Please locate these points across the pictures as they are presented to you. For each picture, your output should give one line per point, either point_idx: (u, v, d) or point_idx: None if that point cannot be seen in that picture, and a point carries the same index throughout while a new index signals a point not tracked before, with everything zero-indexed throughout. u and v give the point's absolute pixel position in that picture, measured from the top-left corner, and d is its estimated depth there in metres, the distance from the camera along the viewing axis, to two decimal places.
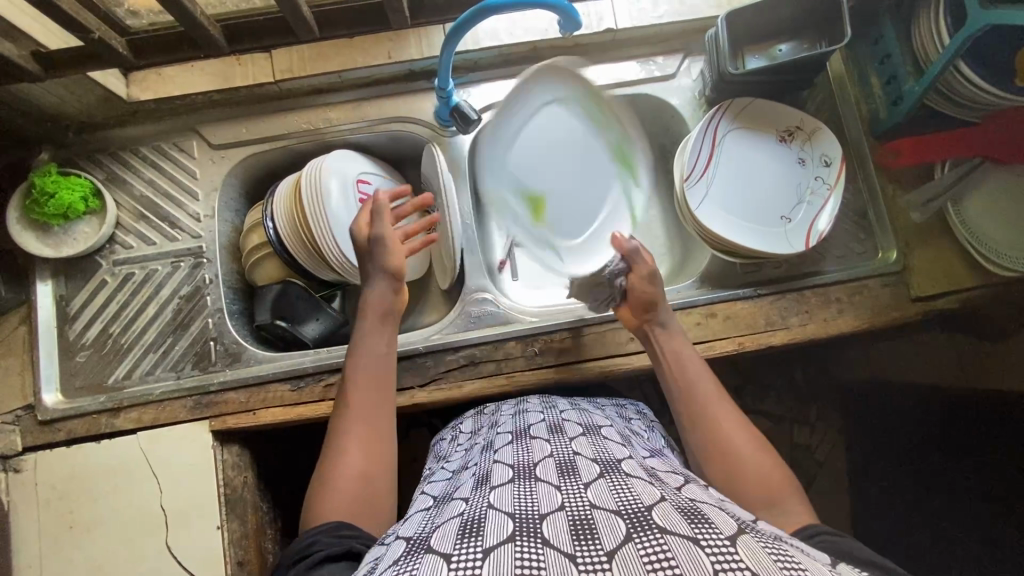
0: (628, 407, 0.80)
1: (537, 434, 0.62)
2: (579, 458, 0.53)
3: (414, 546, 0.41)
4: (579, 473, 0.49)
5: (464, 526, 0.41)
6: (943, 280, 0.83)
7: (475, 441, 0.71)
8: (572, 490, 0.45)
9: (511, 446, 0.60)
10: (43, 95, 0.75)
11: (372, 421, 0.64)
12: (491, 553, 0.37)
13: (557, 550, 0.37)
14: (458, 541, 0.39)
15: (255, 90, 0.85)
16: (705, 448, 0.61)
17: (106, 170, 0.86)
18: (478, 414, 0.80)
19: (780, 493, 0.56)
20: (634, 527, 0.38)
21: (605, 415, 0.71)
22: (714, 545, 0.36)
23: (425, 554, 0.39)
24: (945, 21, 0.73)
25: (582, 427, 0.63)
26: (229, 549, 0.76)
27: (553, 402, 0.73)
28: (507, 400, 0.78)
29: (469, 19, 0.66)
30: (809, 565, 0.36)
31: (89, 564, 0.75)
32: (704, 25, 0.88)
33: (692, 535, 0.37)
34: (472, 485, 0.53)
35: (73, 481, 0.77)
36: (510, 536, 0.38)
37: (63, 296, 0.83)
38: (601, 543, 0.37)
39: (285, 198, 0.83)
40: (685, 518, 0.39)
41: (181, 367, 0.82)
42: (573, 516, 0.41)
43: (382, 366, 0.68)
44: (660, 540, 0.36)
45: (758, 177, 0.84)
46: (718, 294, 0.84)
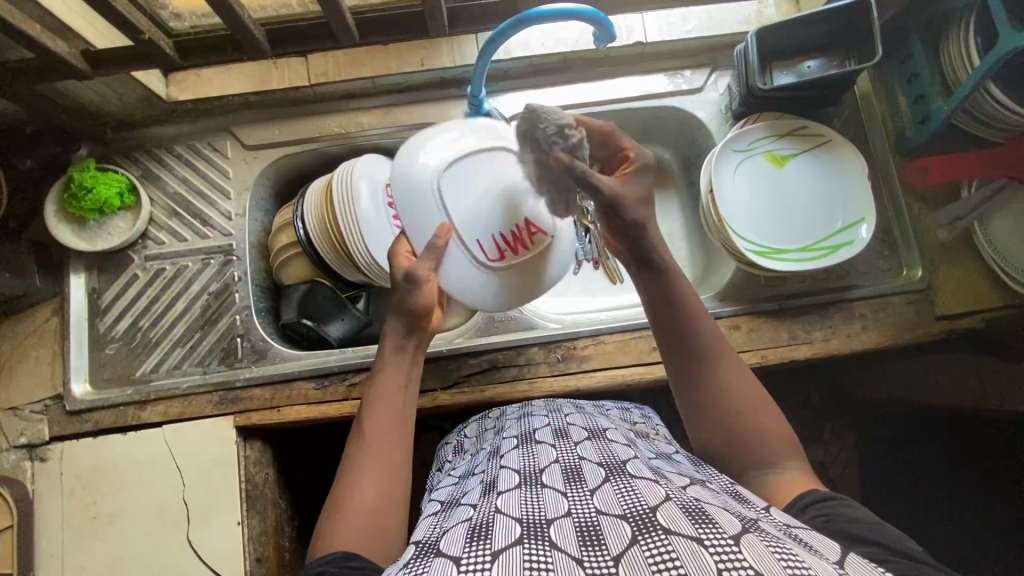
0: (632, 411, 0.78)
1: (542, 439, 0.62)
2: (585, 463, 0.53)
3: (424, 549, 0.43)
4: (585, 479, 0.49)
5: (473, 530, 0.43)
6: (968, 298, 0.83)
7: (481, 447, 0.72)
8: (579, 497, 0.46)
9: (517, 451, 0.61)
10: (86, 92, 0.77)
11: (389, 449, 0.57)
12: (500, 554, 0.38)
13: (564, 553, 0.38)
14: (467, 544, 0.40)
15: (290, 93, 0.87)
16: (707, 399, 0.56)
17: (141, 166, 0.88)
18: (482, 419, 0.80)
19: (779, 447, 0.53)
20: (638, 529, 0.39)
21: (609, 419, 0.71)
22: (718, 544, 0.36)
23: (435, 557, 0.40)
24: (975, 42, 0.74)
25: (587, 432, 0.63)
26: (249, 545, 0.77)
27: (558, 406, 0.73)
28: (513, 405, 0.78)
29: (507, 30, 0.67)
30: (816, 563, 0.35)
31: (112, 555, 0.76)
32: (733, 41, 0.89)
33: (696, 534, 0.37)
34: (481, 490, 0.55)
35: (99, 472, 0.78)
36: (518, 539, 0.40)
37: (94, 290, 0.85)
38: (607, 549, 0.38)
39: (316, 199, 0.84)
40: (689, 517, 0.39)
41: (207, 362, 0.83)
42: (579, 523, 0.42)
43: (402, 401, 0.60)
44: (665, 541, 0.37)
45: (791, 194, 0.83)
46: (743, 306, 0.84)
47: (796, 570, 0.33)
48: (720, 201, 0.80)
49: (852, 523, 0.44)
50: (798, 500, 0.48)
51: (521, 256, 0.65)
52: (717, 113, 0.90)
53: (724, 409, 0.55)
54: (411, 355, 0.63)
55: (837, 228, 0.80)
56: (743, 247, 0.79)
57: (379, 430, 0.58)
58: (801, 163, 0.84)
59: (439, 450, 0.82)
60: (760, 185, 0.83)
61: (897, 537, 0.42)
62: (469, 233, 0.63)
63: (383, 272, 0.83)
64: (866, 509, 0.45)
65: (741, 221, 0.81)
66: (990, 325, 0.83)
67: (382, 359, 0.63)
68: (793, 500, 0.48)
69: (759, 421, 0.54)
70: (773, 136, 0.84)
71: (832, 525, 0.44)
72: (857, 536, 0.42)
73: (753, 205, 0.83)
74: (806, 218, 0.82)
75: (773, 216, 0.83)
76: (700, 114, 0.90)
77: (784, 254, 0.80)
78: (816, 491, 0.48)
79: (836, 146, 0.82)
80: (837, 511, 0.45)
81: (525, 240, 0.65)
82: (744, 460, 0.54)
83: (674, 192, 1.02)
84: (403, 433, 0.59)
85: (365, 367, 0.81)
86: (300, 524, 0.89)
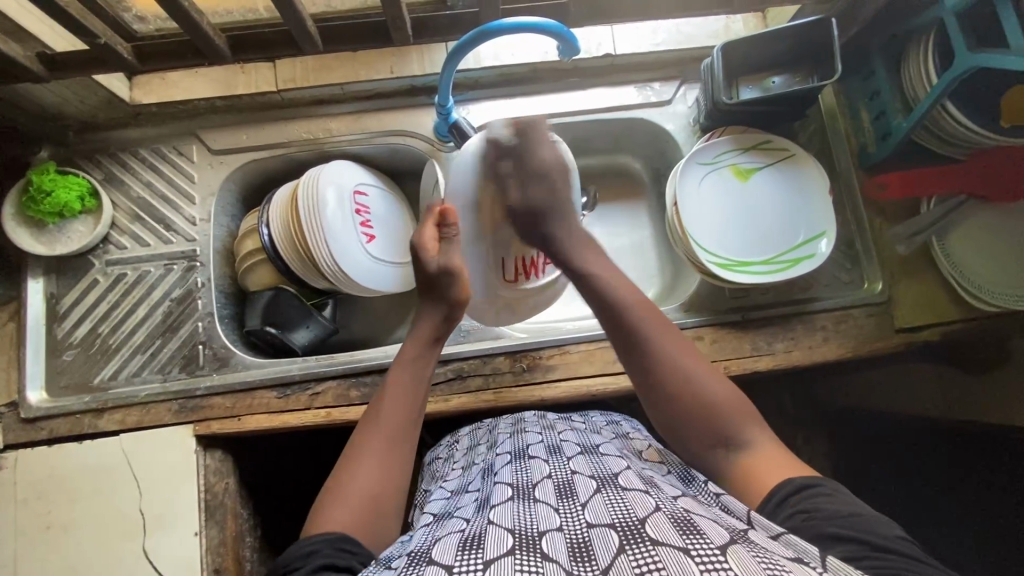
0: (621, 423, 0.79)
1: (535, 455, 0.63)
2: (577, 478, 0.54)
3: (416, 558, 0.43)
4: (577, 493, 0.50)
5: (465, 541, 0.43)
6: (926, 312, 0.85)
7: (473, 462, 0.72)
8: (570, 512, 0.47)
9: (510, 467, 0.61)
10: (46, 94, 0.76)
11: (400, 437, 0.58)
12: (491, 564, 0.39)
13: (556, 565, 0.39)
14: (459, 554, 0.41)
15: (256, 98, 0.86)
16: (654, 380, 0.57)
17: (105, 170, 0.86)
18: (476, 432, 0.81)
19: (731, 417, 0.54)
20: (626, 539, 0.40)
21: (601, 434, 0.71)
22: (704, 553, 0.37)
23: (427, 566, 0.40)
24: (932, 60, 0.75)
25: (581, 447, 0.63)
26: (206, 556, 0.76)
27: (552, 423, 0.73)
28: (506, 419, 0.79)
29: (469, 42, 0.67)
30: (801, 572, 0.36)
31: (65, 565, 0.75)
32: (701, 54, 0.90)
33: (683, 545, 0.38)
34: (474, 505, 0.55)
35: (53, 481, 0.77)
36: (509, 550, 0.41)
37: (53, 294, 0.83)
38: (596, 561, 0.39)
39: (282, 206, 0.84)
40: (676, 527, 0.40)
41: (168, 369, 0.82)
42: (570, 537, 0.43)
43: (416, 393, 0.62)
44: (652, 552, 0.38)
45: (755, 207, 0.84)
46: (707, 317, 0.85)
47: None
48: (684, 213, 0.81)
49: (830, 519, 0.44)
50: (772, 494, 0.48)
51: (533, 281, 0.80)
52: (685, 126, 0.91)
53: (667, 386, 0.56)
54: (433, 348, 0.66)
55: (799, 241, 0.82)
56: (707, 260, 0.80)
57: (393, 418, 0.59)
58: (766, 176, 0.85)
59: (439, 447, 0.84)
60: (725, 198, 0.84)
61: (875, 530, 0.43)
62: (496, 254, 0.76)
63: (348, 280, 0.83)
64: (851, 502, 0.46)
65: (705, 233, 0.82)
66: (948, 338, 0.85)
67: (407, 348, 0.65)
68: (770, 492, 0.49)
69: (707, 393, 0.55)
70: (735, 150, 0.85)
71: (812, 522, 0.44)
72: (835, 535, 0.43)
73: (716, 217, 0.83)
74: (768, 230, 0.83)
75: (736, 230, 0.83)
76: (668, 127, 0.91)
77: (748, 266, 0.81)
78: (789, 480, 0.49)
79: (799, 160, 0.84)
80: (814, 506, 0.45)
81: (540, 267, 0.79)
82: (702, 440, 0.55)
83: (645, 202, 1.03)
84: (415, 426, 0.60)
85: (328, 376, 0.81)
86: (263, 533, 0.88)
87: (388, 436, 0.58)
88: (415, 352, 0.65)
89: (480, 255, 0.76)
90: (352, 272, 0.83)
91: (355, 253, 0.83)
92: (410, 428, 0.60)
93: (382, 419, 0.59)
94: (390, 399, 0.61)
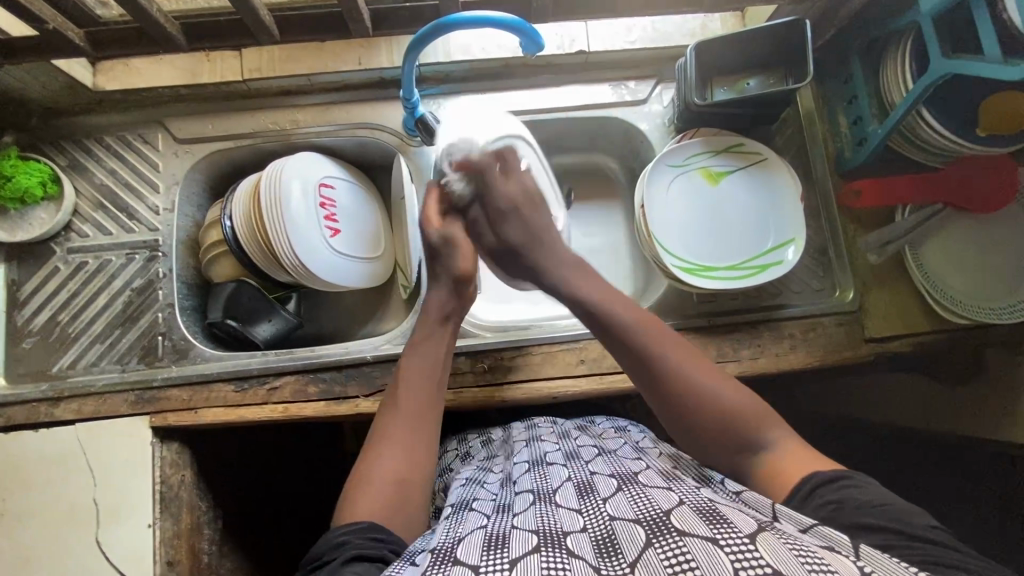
0: (628, 427, 0.77)
1: (552, 461, 0.62)
2: (597, 479, 0.53)
3: (440, 556, 0.42)
4: (597, 490, 0.50)
5: (488, 540, 0.43)
6: (897, 322, 0.84)
7: (491, 467, 0.72)
8: (592, 508, 0.46)
9: (528, 474, 0.60)
10: (4, 78, 0.75)
11: (422, 419, 0.60)
12: (517, 562, 0.39)
13: (581, 561, 0.39)
14: (484, 554, 0.40)
15: (223, 87, 0.85)
16: (663, 394, 0.57)
17: (68, 156, 0.85)
18: (488, 442, 0.80)
19: (750, 421, 0.53)
20: (652, 533, 0.39)
21: (613, 438, 0.70)
22: (733, 544, 0.36)
23: (454, 566, 0.40)
24: (909, 66, 0.74)
25: (597, 451, 0.63)
26: (159, 548, 0.76)
27: (567, 431, 0.73)
28: (519, 426, 0.78)
29: (428, 34, 0.66)
30: (834, 561, 0.36)
31: (17, 554, 0.75)
32: (677, 53, 0.88)
33: (710, 535, 0.38)
34: (493, 507, 0.54)
35: (7, 469, 0.76)
36: (534, 548, 0.40)
37: (14, 281, 0.83)
38: (624, 556, 0.38)
39: (245, 197, 0.82)
40: (702, 518, 0.40)
41: (126, 360, 0.81)
42: (595, 535, 0.42)
43: (436, 372, 0.65)
44: (680, 543, 0.37)
45: (724, 212, 0.83)
46: (673, 322, 0.84)
47: (814, 570, 0.34)
48: (651, 216, 0.79)
49: (861, 508, 0.45)
50: (795, 487, 0.49)
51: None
52: (659, 126, 0.89)
53: (682, 395, 0.56)
54: (445, 327, 0.68)
55: (766, 248, 0.80)
56: (674, 263, 0.79)
57: (413, 400, 0.61)
58: (737, 181, 0.83)
59: (444, 448, 0.84)
60: (694, 202, 0.83)
61: (907, 521, 0.44)
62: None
63: (309, 274, 0.81)
64: (877, 490, 0.47)
65: (673, 237, 0.81)
66: (918, 349, 0.84)
67: (423, 329, 0.68)
68: (798, 481, 0.49)
69: (725, 399, 0.55)
70: (707, 152, 0.83)
71: (843, 511, 0.45)
72: (868, 525, 0.44)
73: (685, 222, 0.82)
74: (737, 236, 0.82)
75: (703, 235, 0.82)
76: (641, 126, 0.89)
77: (714, 272, 0.80)
78: (816, 474, 0.49)
79: (772, 165, 0.82)
80: (847, 496, 0.46)
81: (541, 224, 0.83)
82: (725, 449, 0.54)
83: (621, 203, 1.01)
84: (436, 406, 0.62)
85: (287, 370, 0.80)
86: (223, 525, 0.88)
87: (409, 421, 0.60)
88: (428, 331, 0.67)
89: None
90: (313, 267, 0.81)
91: (317, 248, 0.82)
92: (428, 407, 0.61)
93: (404, 403, 0.61)
94: (411, 382, 0.63)
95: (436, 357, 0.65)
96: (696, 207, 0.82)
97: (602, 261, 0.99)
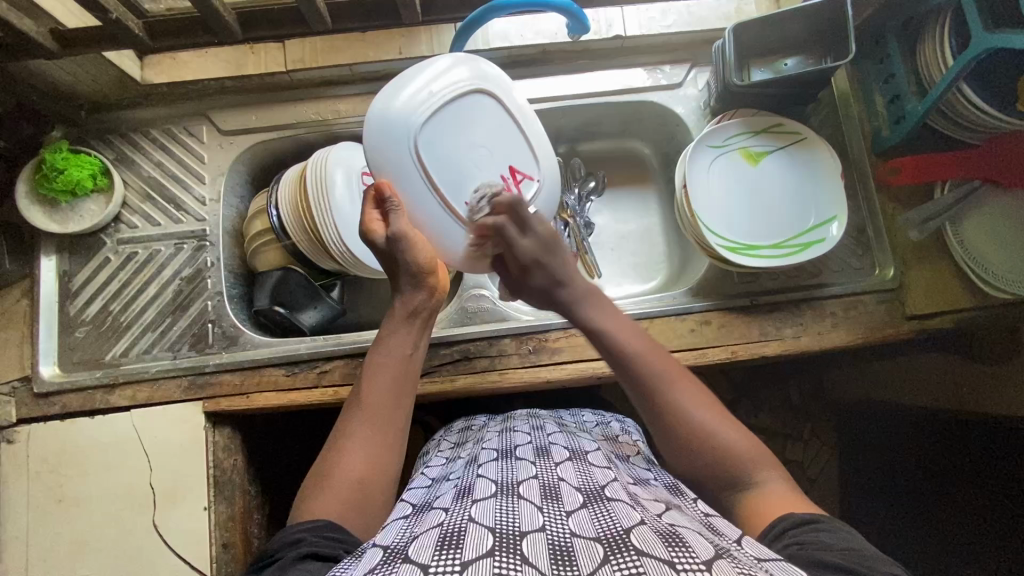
0: (612, 424, 0.79)
1: (522, 456, 0.62)
2: (563, 485, 0.52)
3: (392, 554, 0.41)
4: (561, 499, 0.49)
5: (444, 538, 0.42)
6: (939, 300, 0.84)
7: (458, 455, 0.72)
8: (554, 515, 0.45)
9: (496, 464, 0.60)
10: (58, 72, 0.77)
11: (386, 420, 0.58)
12: (470, 564, 0.37)
13: (535, 568, 0.38)
14: (437, 552, 0.39)
15: (267, 78, 0.86)
16: (665, 425, 0.56)
17: (117, 149, 0.87)
18: (466, 428, 0.82)
19: (747, 462, 0.53)
20: (611, 551, 0.39)
21: (590, 437, 0.70)
22: (688, 567, 0.36)
23: (402, 563, 0.39)
24: (949, 44, 0.74)
25: (568, 452, 0.62)
26: (214, 531, 0.77)
27: (541, 424, 0.73)
28: (495, 418, 0.79)
29: (480, 18, 0.69)
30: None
31: (75, 538, 0.76)
32: (713, 36, 0.89)
33: (668, 557, 0.37)
34: (453, 496, 0.54)
35: (65, 455, 0.78)
36: (489, 551, 0.39)
37: (66, 272, 0.84)
38: (578, 567, 0.38)
39: (290, 186, 0.84)
40: (663, 541, 0.39)
41: (177, 347, 0.83)
42: (552, 540, 0.41)
43: (403, 368, 0.61)
44: (637, 562, 0.37)
45: (766, 192, 0.84)
46: (715, 302, 0.85)
47: None
48: (694, 196, 0.81)
49: (825, 549, 0.43)
50: (773, 526, 0.48)
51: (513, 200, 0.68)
52: (695, 109, 0.90)
53: (683, 436, 0.55)
54: (414, 322, 0.64)
55: (808, 227, 0.81)
56: (717, 243, 0.80)
57: (378, 399, 0.58)
58: (779, 161, 0.84)
59: (451, 428, 0.84)
60: (735, 182, 0.84)
61: (871, 564, 0.41)
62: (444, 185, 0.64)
63: (357, 261, 0.83)
64: (845, 535, 0.45)
65: (715, 218, 0.82)
66: (960, 326, 0.84)
67: (389, 325, 0.64)
68: (771, 523, 0.48)
69: (726, 442, 0.54)
70: (748, 133, 0.84)
71: (805, 549, 0.43)
72: (830, 563, 0.42)
73: (728, 201, 0.83)
74: (777, 216, 0.83)
75: (747, 214, 0.83)
76: (678, 110, 0.90)
77: (758, 250, 0.81)
78: (792, 515, 0.48)
79: (811, 144, 0.83)
80: (810, 538, 0.45)
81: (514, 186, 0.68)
82: (719, 484, 0.54)
83: (653, 188, 1.02)
84: (402, 400, 0.60)
85: (336, 355, 0.81)
86: (270, 511, 0.89)
87: (373, 418, 0.57)
88: (395, 326, 0.63)
89: (428, 190, 0.64)
90: (360, 253, 0.82)
91: None
92: (396, 407, 0.59)
93: (369, 400, 0.58)
94: (374, 376, 0.60)
95: (403, 353, 0.62)
96: (727, 185, 0.84)
97: (637, 246, 1.00)
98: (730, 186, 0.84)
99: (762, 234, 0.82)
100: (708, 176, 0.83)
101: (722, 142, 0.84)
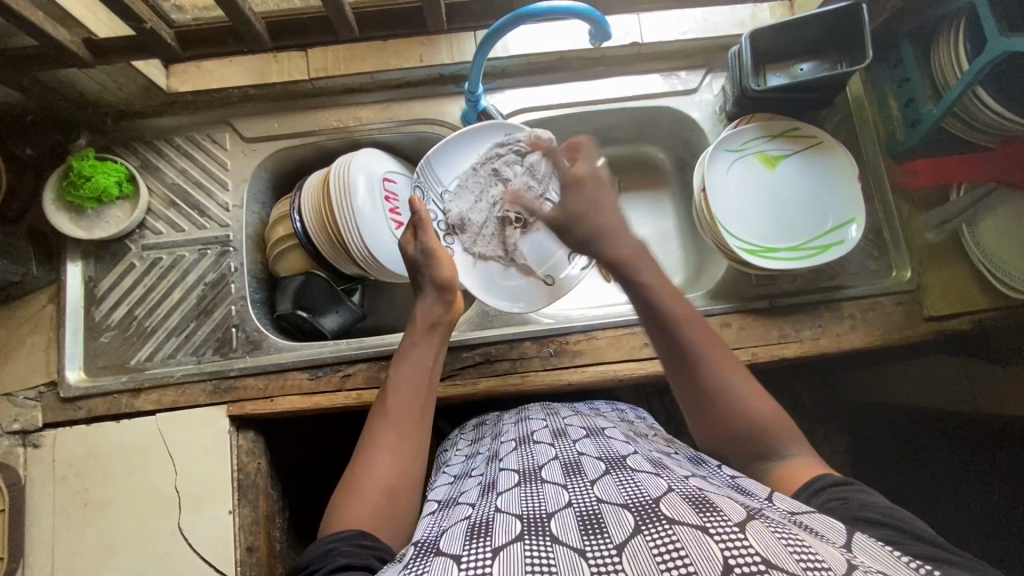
0: (627, 412, 0.79)
1: (540, 440, 0.62)
2: (584, 458, 0.53)
3: (423, 549, 0.42)
4: (584, 472, 0.49)
5: (472, 528, 0.42)
6: (957, 301, 0.84)
7: (476, 451, 0.73)
8: (579, 488, 0.46)
9: (514, 453, 0.61)
10: (86, 82, 0.78)
11: (405, 436, 0.58)
12: (501, 552, 0.37)
13: (566, 546, 0.37)
14: (468, 543, 0.39)
15: (289, 86, 0.87)
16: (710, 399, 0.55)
17: (141, 157, 0.88)
18: (479, 426, 0.82)
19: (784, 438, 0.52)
20: (641, 518, 0.38)
21: (607, 418, 0.71)
22: (722, 531, 0.35)
23: (436, 557, 0.39)
24: (964, 47, 0.74)
25: (585, 430, 0.63)
26: (240, 534, 0.77)
27: (556, 410, 0.75)
28: (509, 412, 0.80)
29: (504, 26, 0.70)
30: (823, 549, 0.35)
31: (101, 543, 0.76)
32: (727, 43, 0.90)
33: (701, 523, 0.36)
34: (479, 491, 0.54)
35: (91, 459, 0.79)
36: (519, 536, 0.39)
37: (91, 278, 0.85)
38: (609, 535, 0.38)
39: (313, 191, 0.85)
40: (693, 506, 0.38)
41: (201, 351, 0.84)
42: (580, 512, 0.41)
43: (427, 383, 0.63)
44: (670, 531, 0.36)
45: (783, 194, 0.85)
46: (735, 304, 0.85)
47: (808, 565, 0.33)
48: (710, 197, 0.82)
49: (865, 506, 0.43)
50: (810, 483, 0.48)
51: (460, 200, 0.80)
52: (711, 114, 0.91)
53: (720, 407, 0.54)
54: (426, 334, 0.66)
55: (828, 228, 0.82)
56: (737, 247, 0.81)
57: (401, 412, 0.59)
58: (797, 165, 0.85)
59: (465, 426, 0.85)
60: (753, 183, 0.85)
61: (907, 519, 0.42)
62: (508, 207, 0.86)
63: (379, 267, 0.83)
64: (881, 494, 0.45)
65: (733, 219, 0.83)
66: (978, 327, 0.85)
67: (412, 338, 0.66)
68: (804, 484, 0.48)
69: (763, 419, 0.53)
70: (766, 135, 0.85)
71: (846, 506, 0.44)
72: (870, 519, 0.42)
73: (744, 202, 0.85)
74: (795, 218, 0.84)
75: (762, 215, 0.84)
76: (694, 114, 0.91)
77: (774, 252, 0.82)
78: (824, 477, 0.48)
79: (826, 147, 0.85)
80: (854, 495, 0.45)
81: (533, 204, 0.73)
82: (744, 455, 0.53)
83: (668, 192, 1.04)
84: (428, 416, 0.61)
85: (359, 358, 0.82)
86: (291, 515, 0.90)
87: (401, 428, 0.58)
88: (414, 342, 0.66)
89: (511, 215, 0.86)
90: (383, 259, 0.83)
91: (385, 240, 0.84)
92: (419, 423, 0.60)
93: (391, 410, 0.59)
94: (401, 391, 0.61)
95: (425, 366, 0.64)
96: (748, 174, 0.86)
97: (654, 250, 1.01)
98: (739, 180, 0.85)
99: (776, 236, 0.83)
100: (732, 172, 0.85)
101: (739, 143, 0.85)
